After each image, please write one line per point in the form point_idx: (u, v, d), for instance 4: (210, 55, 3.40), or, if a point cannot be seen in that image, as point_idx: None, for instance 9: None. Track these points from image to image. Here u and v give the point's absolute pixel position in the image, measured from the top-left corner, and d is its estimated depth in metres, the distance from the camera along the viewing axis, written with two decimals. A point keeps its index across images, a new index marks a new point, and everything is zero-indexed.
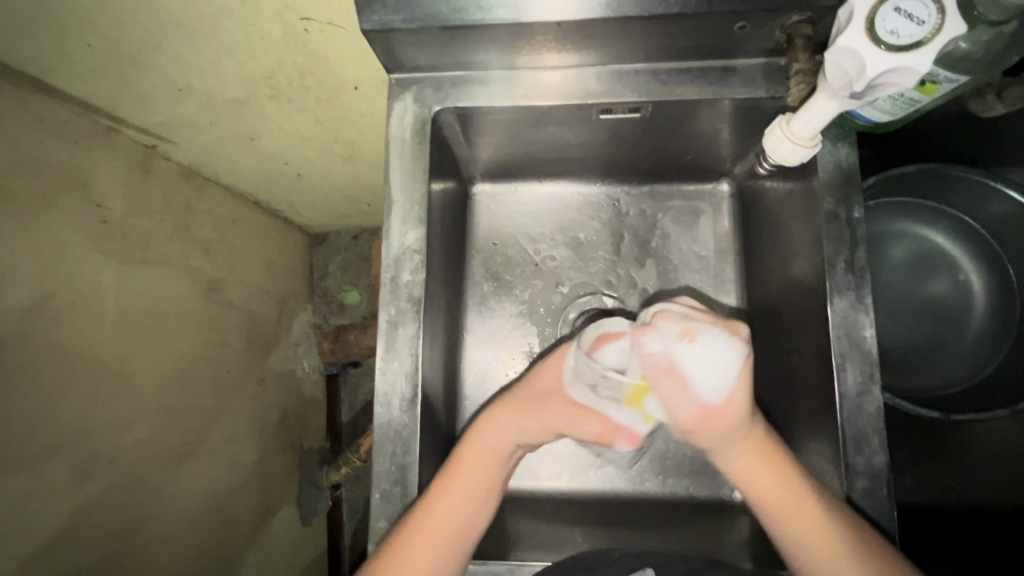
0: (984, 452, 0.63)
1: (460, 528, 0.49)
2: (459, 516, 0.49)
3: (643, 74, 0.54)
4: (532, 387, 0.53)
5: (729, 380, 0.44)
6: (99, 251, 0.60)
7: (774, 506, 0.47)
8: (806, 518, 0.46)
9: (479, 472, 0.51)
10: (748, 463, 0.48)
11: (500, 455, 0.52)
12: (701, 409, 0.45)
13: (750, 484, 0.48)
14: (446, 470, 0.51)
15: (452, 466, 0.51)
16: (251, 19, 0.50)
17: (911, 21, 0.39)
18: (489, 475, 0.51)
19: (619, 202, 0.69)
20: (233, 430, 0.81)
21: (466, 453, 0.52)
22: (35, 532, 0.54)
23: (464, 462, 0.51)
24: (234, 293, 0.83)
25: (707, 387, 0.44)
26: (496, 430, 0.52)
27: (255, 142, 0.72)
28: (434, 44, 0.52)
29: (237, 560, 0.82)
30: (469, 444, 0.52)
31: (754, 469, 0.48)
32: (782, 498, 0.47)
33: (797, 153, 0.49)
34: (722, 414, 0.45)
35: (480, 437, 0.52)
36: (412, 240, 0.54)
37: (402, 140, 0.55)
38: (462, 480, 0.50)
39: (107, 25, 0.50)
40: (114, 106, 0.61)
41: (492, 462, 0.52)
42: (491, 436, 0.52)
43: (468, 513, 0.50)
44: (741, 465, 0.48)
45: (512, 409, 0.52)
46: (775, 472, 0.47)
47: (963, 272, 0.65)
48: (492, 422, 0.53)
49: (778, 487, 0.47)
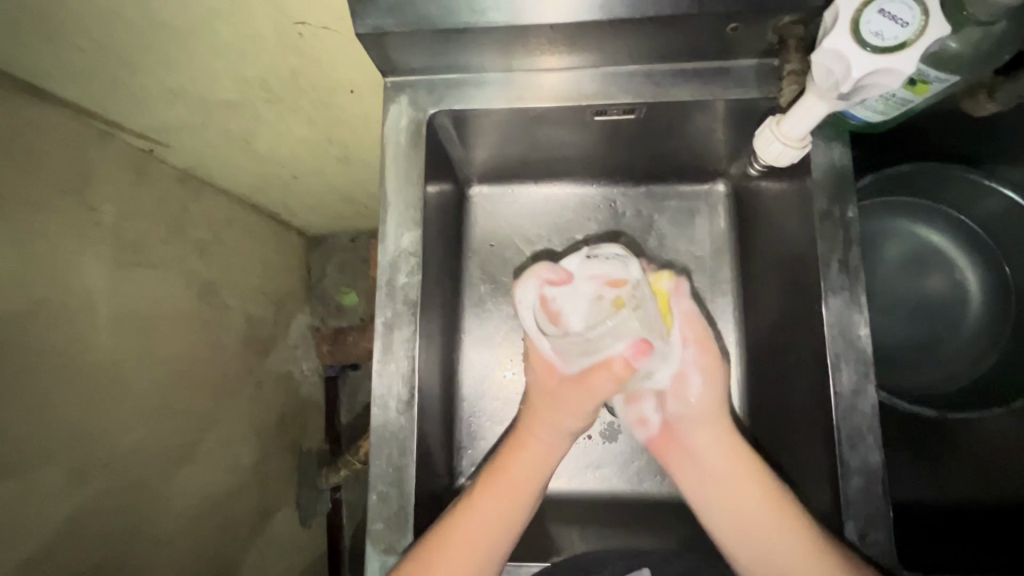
0: (980, 450, 0.64)
1: (502, 527, 0.51)
2: (500, 516, 0.51)
3: (636, 75, 0.55)
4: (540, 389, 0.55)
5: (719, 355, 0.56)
6: (96, 255, 0.60)
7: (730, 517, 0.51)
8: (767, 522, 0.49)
9: (524, 477, 0.53)
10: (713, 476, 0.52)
11: (550, 450, 0.54)
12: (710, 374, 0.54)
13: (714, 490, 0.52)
14: (493, 472, 0.53)
15: (498, 472, 0.53)
16: (244, 23, 0.51)
17: (896, 23, 0.39)
18: (530, 483, 0.53)
19: (615, 203, 0.70)
20: (231, 432, 0.82)
21: (514, 459, 0.54)
22: (34, 535, 0.54)
23: (513, 463, 0.53)
24: (232, 296, 0.84)
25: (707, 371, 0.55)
26: (540, 438, 0.54)
27: (252, 145, 0.72)
28: (427, 47, 0.52)
29: (236, 562, 0.82)
30: (515, 450, 0.54)
31: (722, 477, 0.51)
32: (744, 509, 0.50)
33: (787, 154, 0.49)
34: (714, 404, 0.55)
35: (527, 446, 0.54)
36: (407, 242, 0.54)
37: (396, 142, 0.55)
38: (507, 478, 0.53)
39: (102, 29, 0.51)
40: (109, 111, 0.61)
41: (537, 465, 0.54)
42: (539, 429, 0.54)
43: (505, 519, 0.51)
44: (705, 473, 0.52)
45: (551, 411, 0.54)
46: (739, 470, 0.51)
47: (959, 270, 0.65)
48: (541, 424, 0.54)
49: (744, 494, 0.50)
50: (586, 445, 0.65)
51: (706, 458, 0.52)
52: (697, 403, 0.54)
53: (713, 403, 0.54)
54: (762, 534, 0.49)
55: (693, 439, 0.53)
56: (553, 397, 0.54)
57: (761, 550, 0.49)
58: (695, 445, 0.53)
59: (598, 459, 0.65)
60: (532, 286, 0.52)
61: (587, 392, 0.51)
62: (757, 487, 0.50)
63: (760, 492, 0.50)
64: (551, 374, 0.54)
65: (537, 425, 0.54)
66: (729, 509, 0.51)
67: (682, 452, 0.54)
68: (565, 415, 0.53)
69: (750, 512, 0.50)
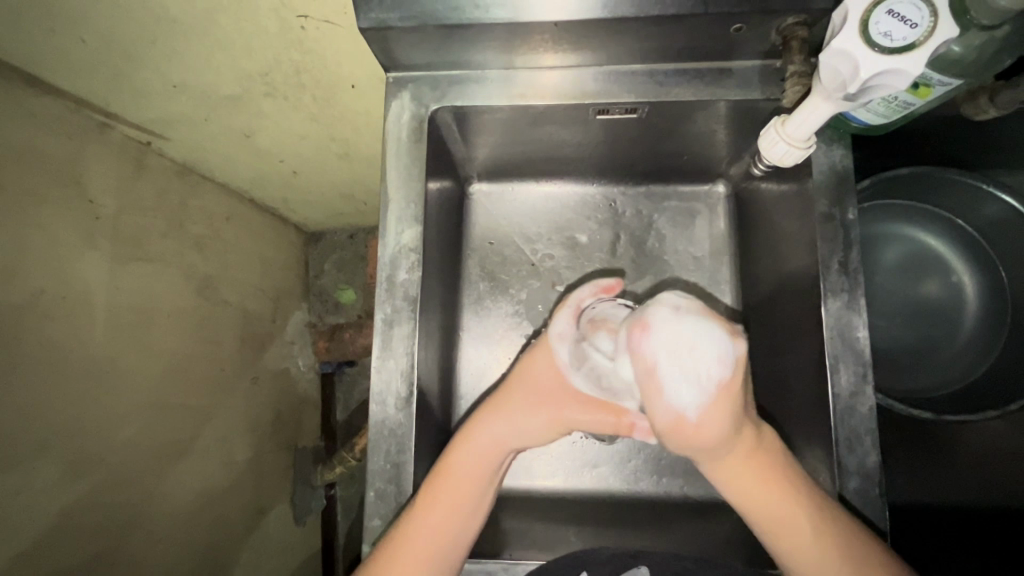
0: (977, 452, 0.64)
1: (451, 529, 0.49)
2: (436, 544, 0.48)
3: (639, 75, 0.55)
4: (529, 378, 0.52)
5: (716, 373, 0.40)
6: (92, 247, 0.60)
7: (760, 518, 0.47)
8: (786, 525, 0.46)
9: (460, 492, 0.50)
10: (738, 478, 0.46)
11: (490, 468, 0.51)
12: (717, 409, 0.41)
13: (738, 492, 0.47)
14: (441, 469, 0.50)
15: (442, 473, 0.50)
16: (247, 16, 0.50)
17: (904, 24, 0.40)
18: (460, 504, 0.49)
19: (615, 202, 0.70)
20: (226, 428, 0.81)
21: (451, 463, 0.50)
22: (25, 530, 0.53)
23: (459, 459, 0.51)
24: (229, 291, 0.83)
25: (685, 395, 0.40)
26: (478, 445, 0.51)
27: (251, 140, 0.72)
28: (430, 42, 0.52)
29: (230, 559, 0.82)
30: (460, 447, 0.51)
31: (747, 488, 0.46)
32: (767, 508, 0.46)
33: (792, 155, 0.49)
34: (703, 426, 0.41)
35: (455, 468, 0.50)
36: (408, 238, 0.54)
37: (398, 138, 0.55)
38: (455, 474, 0.50)
39: (102, 18, 0.50)
40: (108, 103, 0.61)
41: (468, 485, 0.50)
42: (484, 439, 0.51)
43: (454, 526, 0.49)
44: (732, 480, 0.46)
45: (492, 413, 0.52)
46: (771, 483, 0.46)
47: (955, 273, 0.66)
48: (483, 427, 0.51)
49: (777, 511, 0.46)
50: (584, 444, 0.65)
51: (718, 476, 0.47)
52: (712, 381, 0.40)
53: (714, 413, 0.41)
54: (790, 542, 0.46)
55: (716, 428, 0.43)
56: (509, 414, 0.51)
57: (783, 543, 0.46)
58: (697, 442, 0.42)
59: (595, 458, 0.65)
60: (586, 291, 0.53)
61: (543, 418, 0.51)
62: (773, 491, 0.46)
63: (786, 499, 0.46)
64: (539, 383, 0.52)
65: (476, 430, 0.52)
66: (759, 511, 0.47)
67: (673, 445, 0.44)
68: (518, 412, 0.51)
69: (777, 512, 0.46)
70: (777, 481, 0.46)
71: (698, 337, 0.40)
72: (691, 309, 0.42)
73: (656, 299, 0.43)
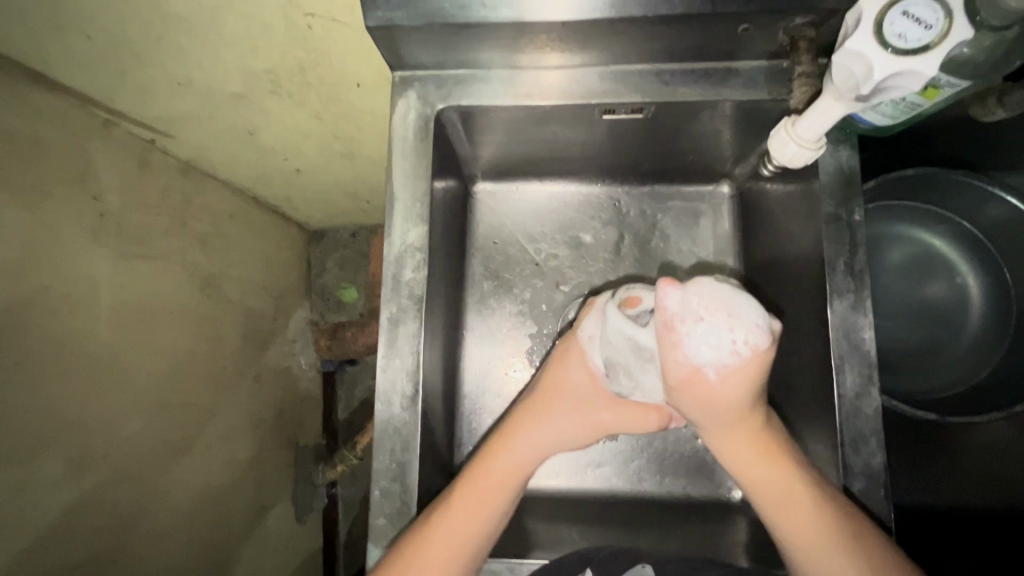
0: (982, 454, 0.64)
1: (477, 532, 0.49)
2: (462, 544, 0.48)
3: (646, 74, 0.55)
4: (566, 384, 0.53)
5: (747, 343, 0.39)
6: (96, 244, 0.59)
7: (766, 500, 0.47)
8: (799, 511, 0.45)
9: (490, 495, 0.50)
10: (742, 455, 0.46)
11: (526, 472, 0.52)
12: (728, 375, 0.40)
13: (744, 477, 0.47)
14: (472, 471, 0.51)
15: (472, 478, 0.50)
16: (254, 13, 0.50)
17: (919, 25, 0.39)
18: (490, 508, 0.49)
19: (620, 202, 0.69)
20: (228, 426, 0.81)
21: (485, 467, 0.51)
22: (27, 527, 0.53)
23: (494, 462, 0.51)
24: (232, 289, 0.83)
25: (704, 357, 0.40)
26: (514, 451, 0.51)
27: (255, 138, 0.71)
28: (437, 41, 0.52)
29: (231, 557, 0.82)
30: (495, 452, 0.51)
31: (750, 467, 0.46)
32: (775, 490, 0.46)
33: (802, 155, 0.49)
34: (714, 390, 0.41)
35: (491, 467, 0.51)
36: (413, 237, 0.54)
37: (404, 137, 0.55)
38: (488, 475, 0.50)
39: (109, 16, 0.50)
40: (113, 100, 0.60)
41: (499, 490, 0.50)
42: (526, 450, 0.51)
43: (480, 526, 0.49)
44: (734, 455, 0.46)
45: (531, 417, 0.52)
46: (775, 468, 0.46)
47: (960, 275, 0.66)
48: (522, 433, 0.52)
49: (786, 504, 0.46)
50: (587, 444, 0.65)
51: (726, 454, 0.47)
52: (739, 351, 0.40)
53: (731, 381, 0.41)
54: (799, 527, 0.45)
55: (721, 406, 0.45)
56: (551, 421, 0.52)
57: (790, 527, 0.46)
58: (705, 405, 0.42)
59: (599, 458, 0.65)
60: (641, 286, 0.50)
61: (585, 429, 0.52)
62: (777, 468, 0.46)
63: (789, 476, 0.46)
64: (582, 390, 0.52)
65: (514, 435, 0.52)
66: (765, 490, 0.46)
67: (679, 403, 0.44)
68: (562, 421, 0.52)
69: (782, 488, 0.46)
70: (783, 456, 0.46)
71: (727, 306, 0.40)
72: (723, 289, 0.41)
73: (695, 274, 0.42)
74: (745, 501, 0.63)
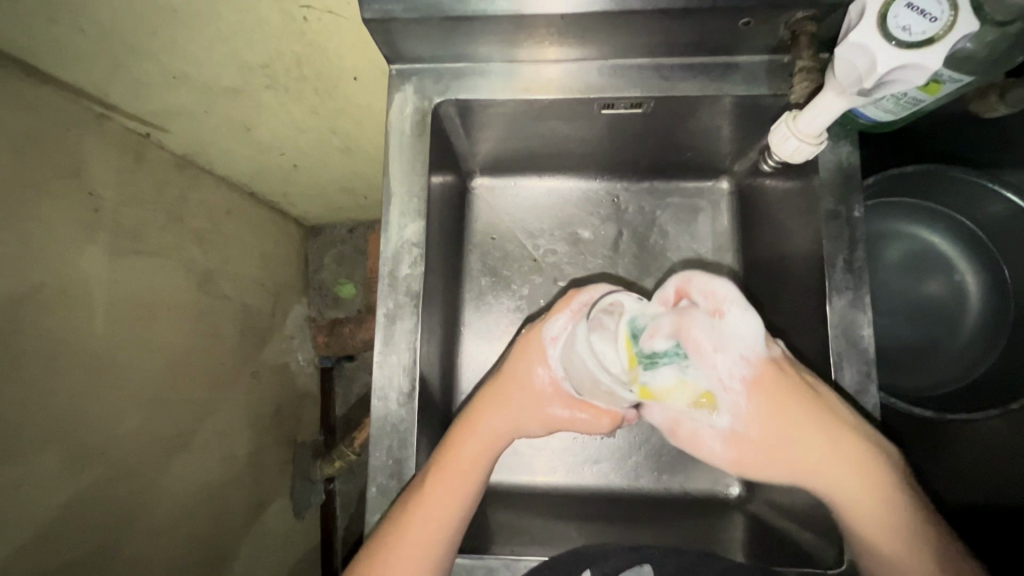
0: (979, 451, 0.64)
1: (453, 510, 0.48)
2: (439, 526, 0.47)
3: (646, 69, 0.54)
4: (522, 377, 0.52)
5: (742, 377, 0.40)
6: (91, 239, 0.59)
7: (834, 487, 0.44)
8: (860, 486, 0.44)
9: (461, 472, 0.49)
10: (803, 440, 0.43)
11: (493, 452, 0.52)
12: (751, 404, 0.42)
13: (807, 466, 0.44)
14: (444, 452, 0.50)
15: (442, 459, 0.49)
16: (249, 6, 0.50)
17: (924, 17, 0.39)
18: (465, 488, 0.49)
19: (619, 198, 0.69)
20: (226, 422, 0.80)
21: (455, 449, 0.50)
22: (24, 524, 0.53)
23: (464, 442, 0.51)
24: (229, 285, 0.83)
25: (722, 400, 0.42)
26: (479, 431, 0.51)
27: (252, 132, 0.71)
28: (435, 34, 0.51)
29: (229, 553, 0.81)
30: (464, 433, 0.51)
31: (811, 453, 0.43)
32: (834, 472, 0.44)
33: (802, 150, 0.48)
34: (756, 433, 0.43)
35: (461, 448, 0.50)
36: (411, 233, 0.53)
37: (401, 131, 0.54)
38: (459, 456, 0.50)
39: (102, 7, 0.49)
40: (107, 93, 0.60)
41: (469, 469, 0.50)
42: (492, 433, 0.52)
43: (456, 502, 0.48)
44: (796, 443, 0.43)
45: (491, 405, 0.52)
46: (831, 446, 0.43)
47: (959, 272, 0.65)
48: (485, 417, 0.52)
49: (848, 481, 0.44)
50: (584, 440, 0.65)
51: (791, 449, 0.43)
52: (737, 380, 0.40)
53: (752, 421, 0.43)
54: (868, 504, 0.44)
55: (771, 430, 0.43)
56: (506, 406, 0.52)
57: (857, 507, 0.44)
58: (763, 449, 0.43)
59: (596, 455, 0.65)
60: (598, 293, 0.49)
61: (530, 423, 0.52)
62: (834, 450, 0.43)
63: (849, 453, 0.44)
64: (528, 391, 0.52)
65: (479, 417, 0.52)
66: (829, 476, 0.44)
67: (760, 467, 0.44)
68: (513, 411, 0.52)
69: (843, 467, 0.43)
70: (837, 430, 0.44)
71: (725, 337, 0.40)
72: (711, 331, 0.39)
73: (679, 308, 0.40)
74: (743, 499, 0.63)
